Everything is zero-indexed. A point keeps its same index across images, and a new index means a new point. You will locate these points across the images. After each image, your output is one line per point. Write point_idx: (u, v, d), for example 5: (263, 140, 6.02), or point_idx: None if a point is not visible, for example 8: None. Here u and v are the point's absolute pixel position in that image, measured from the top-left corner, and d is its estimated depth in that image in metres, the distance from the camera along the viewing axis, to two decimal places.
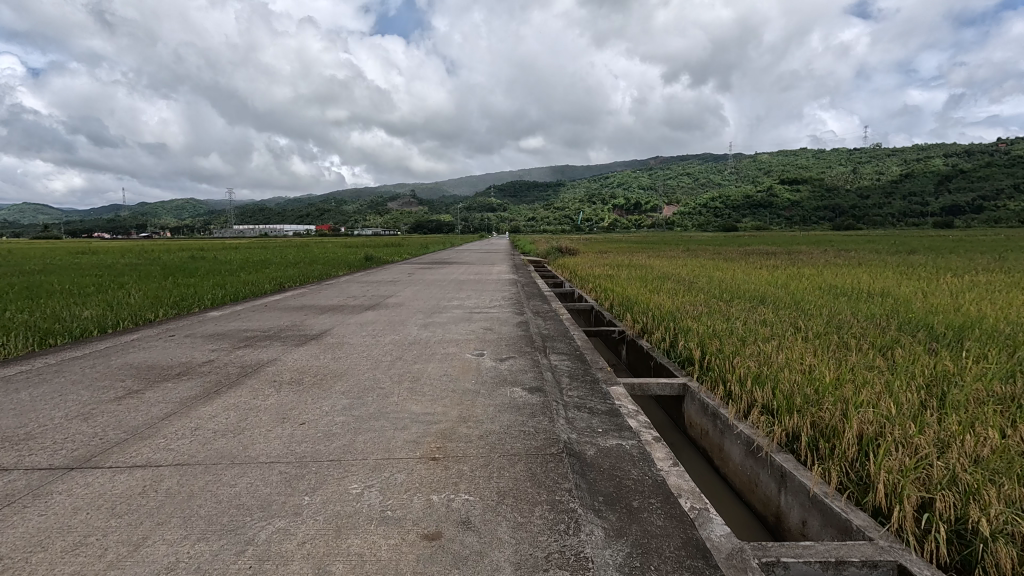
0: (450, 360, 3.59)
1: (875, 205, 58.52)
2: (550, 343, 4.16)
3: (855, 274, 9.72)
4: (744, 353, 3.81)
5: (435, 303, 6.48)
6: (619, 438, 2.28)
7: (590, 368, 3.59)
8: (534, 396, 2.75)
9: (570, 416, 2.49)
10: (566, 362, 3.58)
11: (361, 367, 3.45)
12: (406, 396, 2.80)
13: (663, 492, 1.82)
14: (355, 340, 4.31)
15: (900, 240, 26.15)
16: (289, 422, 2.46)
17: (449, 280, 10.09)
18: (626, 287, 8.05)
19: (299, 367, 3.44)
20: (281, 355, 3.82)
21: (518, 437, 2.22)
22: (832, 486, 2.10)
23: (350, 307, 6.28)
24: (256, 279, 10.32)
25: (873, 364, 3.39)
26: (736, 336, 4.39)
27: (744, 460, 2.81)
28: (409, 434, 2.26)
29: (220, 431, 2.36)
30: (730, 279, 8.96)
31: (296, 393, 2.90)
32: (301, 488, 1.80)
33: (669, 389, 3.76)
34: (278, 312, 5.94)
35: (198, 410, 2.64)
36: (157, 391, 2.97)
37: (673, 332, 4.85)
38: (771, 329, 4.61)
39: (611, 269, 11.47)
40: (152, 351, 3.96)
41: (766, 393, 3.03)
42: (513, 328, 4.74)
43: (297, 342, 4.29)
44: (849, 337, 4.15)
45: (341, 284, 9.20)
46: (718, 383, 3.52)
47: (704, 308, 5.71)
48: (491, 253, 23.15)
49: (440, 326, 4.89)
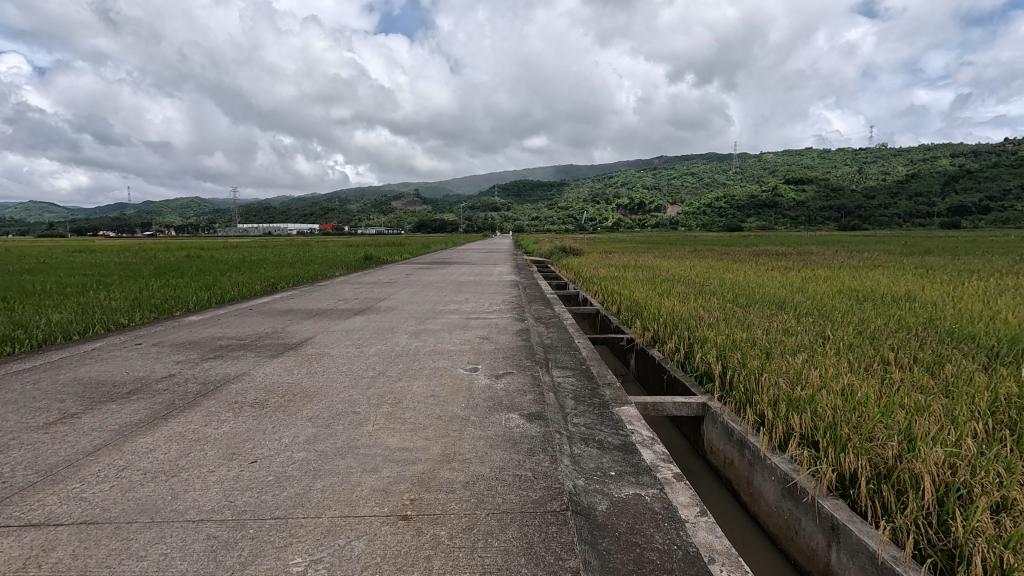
0: (439, 377, 3.17)
1: (882, 205, 57.83)
2: (552, 356, 3.74)
3: (874, 277, 9.25)
4: (771, 370, 3.38)
5: (430, 308, 6.04)
6: (636, 486, 1.86)
7: (598, 386, 3.17)
8: (533, 426, 2.33)
9: (576, 454, 2.08)
10: (570, 379, 3.16)
11: (338, 385, 3.03)
12: (383, 425, 2.37)
13: (697, 571, 1.40)
14: (337, 351, 3.89)
15: (912, 241, 25.55)
16: (238, 459, 2.04)
17: (447, 281, 9.68)
18: (634, 289, 7.61)
19: (267, 386, 3.02)
20: (251, 369, 3.40)
21: (512, 484, 1.80)
22: (908, 553, 1.68)
23: (339, 312, 5.86)
24: (248, 280, 9.91)
25: (924, 385, 2.96)
26: (760, 347, 3.96)
27: (780, 501, 2.40)
28: (377, 481, 1.83)
29: (151, 470, 1.94)
30: (743, 282, 8.51)
31: (255, 419, 2.49)
32: (227, 565, 1.38)
33: (687, 409, 3.34)
34: (261, 317, 5.53)
35: (136, 440, 2.23)
36: (96, 415, 2.56)
37: (688, 342, 4.42)
38: (797, 340, 4.17)
39: (617, 269, 11.02)
40: (109, 363, 3.55)
41: (805, 421, 2.61)
42: (512, 337, 4.32)
43: (273, 353, 3.87)
44: (887, 350, 3.72)
45: (335, 286, 8.80)
46: (745, 405, 3.10)
47: (719, 314, 5.27)
48: (493, 253, 22.69)
49: (432, 334, 4.46)
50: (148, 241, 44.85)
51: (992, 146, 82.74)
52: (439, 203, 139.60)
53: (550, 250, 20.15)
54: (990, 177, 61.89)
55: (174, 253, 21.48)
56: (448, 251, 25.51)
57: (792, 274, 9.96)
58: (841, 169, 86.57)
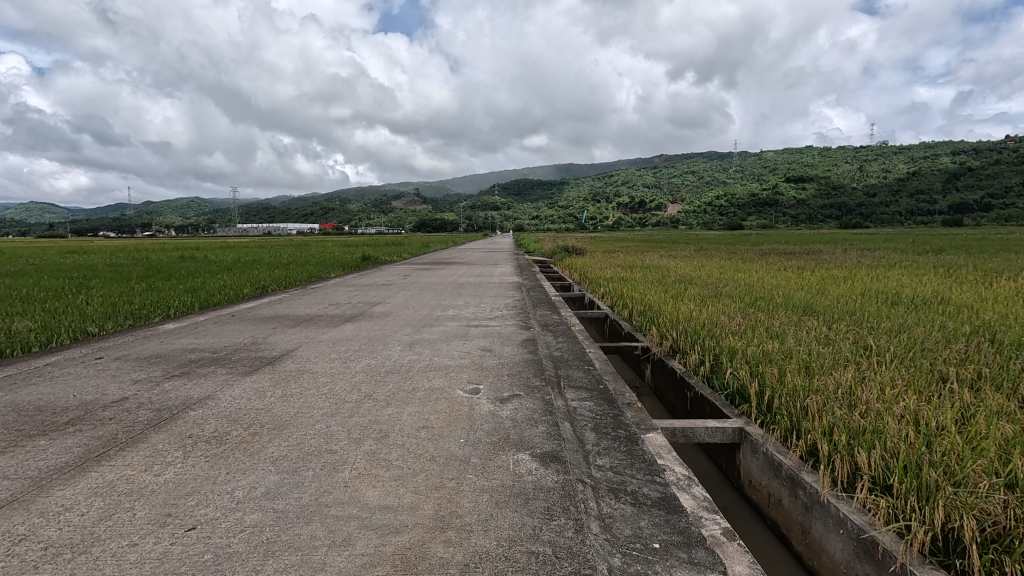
0: (435, 400, 2.72)
1: (884, 203, 57.28)
2: (564, 373, 3.28)
3: (896, 278, 8.78)
4: (818, 390, 2.92)
5: (428, 314, 5.59)
6: (689, 567, 1.41)
7: (620, 411, 2.72)
8: (549, 473, 1.88)
9: (605, 515, 1.63)
10: (587, 404, 2.71)
11: (316, 412, 2.58)
12: (363, 471, 1.92)
13: None
14: (320, 367, 3.43)
15: (919, 240, 25.13)
16: (173, 525, 1.59)
17: (446, 283, 9.25)
18: (645, 292, 7.15)
19: (231, 414, 2.56)
20: (217, 391, 2.94)
21: (529, 571, 1.34)
22: None
23: (329, 319, 5.39)
24: (237, 282, 9.46)
25: (1007, 412, 2.50)
26: (798, 361, 3.50)
27: (853, 562, 1.95)
28: (347, 563, 1.38)
29: (54, 545, 1.49)
30: (759, 284, 8.02)
31: (208, 461, 2.03)
32: None
33: (720, 436, 2.89)
34: (244, 326, 5.08)
35: (51, 495, 1.77)
36: (16, 456, 2.11)
37: (713, 353, 3.97)
38: (838, 351, 3.72)
39: (624, 270, 10.57)
40: (57, 384, 3.10)
41: (876, 459, 2.16)
42: (518, 349, 3.85)
43: (247, 371, 3.41)
44: (947, 366, 3.25)
45: (328, 288, 8.35)
46: (792, 433, 2.64)
47: (743, 321, 4.83)
48: (495, 253, 22.14)
49: (428, 346, 4.01)
50: (145, 242, 44.43)
51: (993, 142, 82.45)
52: (439, 203, 139.19)
53: (552, 250, 19.66)
54: (993, 174, 61.44)
55: (167, 253, 20.93)
56: (448, 250, 25.09)
57: (808, 275, 9.46)
58: (842, 168, 86.12)
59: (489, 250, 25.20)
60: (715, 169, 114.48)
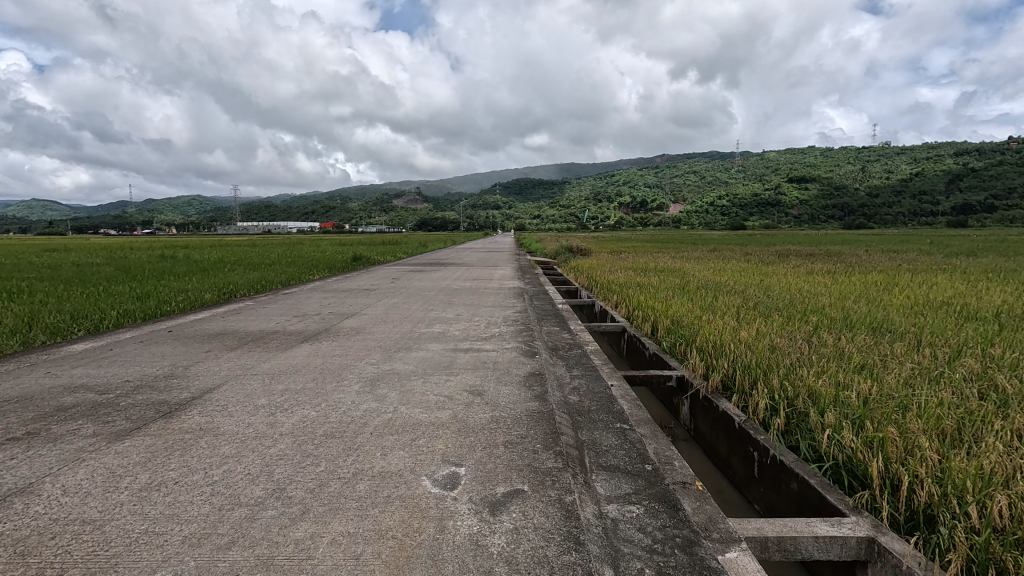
0: (383, 505, 1.65)
1: (889, 203, 56.25)
2: (589, 440, 2.19)
3: (946, 285, 7.75)
4: (995, 485, 1.84)
5: (408, 331, 4.53)
6: None
7: (685, 521, 1.64)
8: None
9: None
10: (635, 516, 1.63)
11: (177, 535, 1.51)
12: None
13: None
14: (229, 425, 2.35)
15: (930, 241, 24.24)
16: None
17: (438, 288, 8.22)
18: (668, 302, 6.13)
19: (30, 540, 1.49)
20: (44, 478, 1.85)
21: None
22: None
23: (282, 338, 4.31)
24: (202, 286, 8.39)
25: None
26: (920, 416, 2.45)
27: None
28: None
29: None
30: (799, 292, 6.96)
31: None
32: None
33: (838, 550, 1.81)
34: (172, 348, 3.99)
35: None
36: None
37: (786, 397, 2.91)
38: (967, 400, 2.66)
39: (638, 273, 9.49)
40: None
41: None
42: (520, 391, 2.77)
43: (123, 431, 2.32)
44: None
45: (301, 294, 7.30)
46: (981, 570, 1.58)
47: (806, 346, 3.81)
48: (496, 253, 21.20)
49: (398, 384, 2.95)
50: (141, 242, 43.55)
51: (999, 142, 81.49)
52: (439, 203, 138.31)
53: (555, 250, 18.56)
54: (999, 174, 60.59)
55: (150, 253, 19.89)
56: (447, 250, 24.12)
57: (846, 281, 8.40)
58: (845, 168, 85.13)
59: (490, 250, 24.28)
60: (717, 168, 113.35)
